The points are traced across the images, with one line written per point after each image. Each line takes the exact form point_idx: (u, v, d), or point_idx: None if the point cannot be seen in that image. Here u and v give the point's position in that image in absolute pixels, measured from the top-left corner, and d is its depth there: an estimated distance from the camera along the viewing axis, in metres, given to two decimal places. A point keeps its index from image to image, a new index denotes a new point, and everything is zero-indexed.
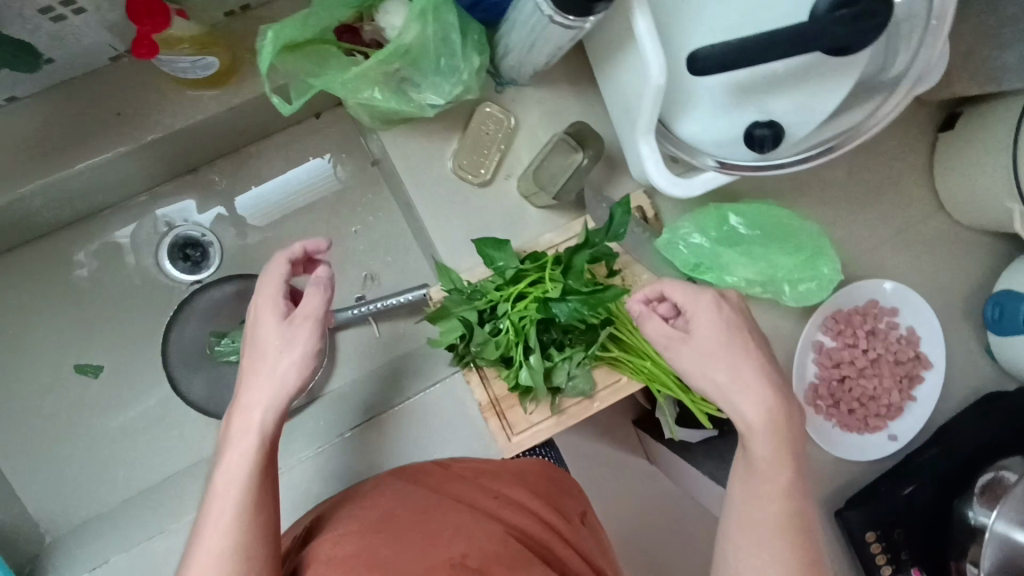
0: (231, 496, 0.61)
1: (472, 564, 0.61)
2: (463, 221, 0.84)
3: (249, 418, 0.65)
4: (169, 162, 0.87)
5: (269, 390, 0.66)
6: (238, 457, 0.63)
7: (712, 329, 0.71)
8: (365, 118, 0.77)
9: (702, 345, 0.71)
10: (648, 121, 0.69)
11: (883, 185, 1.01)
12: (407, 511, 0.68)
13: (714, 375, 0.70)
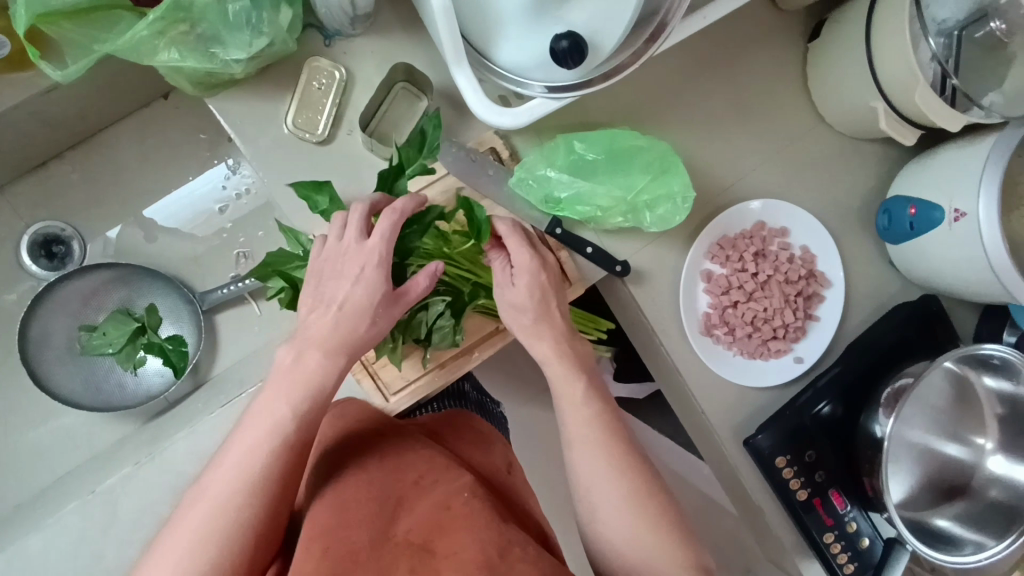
0: (238, 477, 0.59)
1: (420, 540, 0.62)
2: (307, 182, 0.82)
3: (271, 418, 0.62)
4: (6, 157, 0.85)
5: (308, 385, 0.65)
6: (254, 453, 0.60)
7: (525, 291, 0.77)
8: (180, 84, 0.75)
9: (517, 300, 0.77)
10: (452, 49, 0.67)
11: (757, 101, 0.98)
12: (361, 481, 0.68)
13: (525, 324, 0.77)
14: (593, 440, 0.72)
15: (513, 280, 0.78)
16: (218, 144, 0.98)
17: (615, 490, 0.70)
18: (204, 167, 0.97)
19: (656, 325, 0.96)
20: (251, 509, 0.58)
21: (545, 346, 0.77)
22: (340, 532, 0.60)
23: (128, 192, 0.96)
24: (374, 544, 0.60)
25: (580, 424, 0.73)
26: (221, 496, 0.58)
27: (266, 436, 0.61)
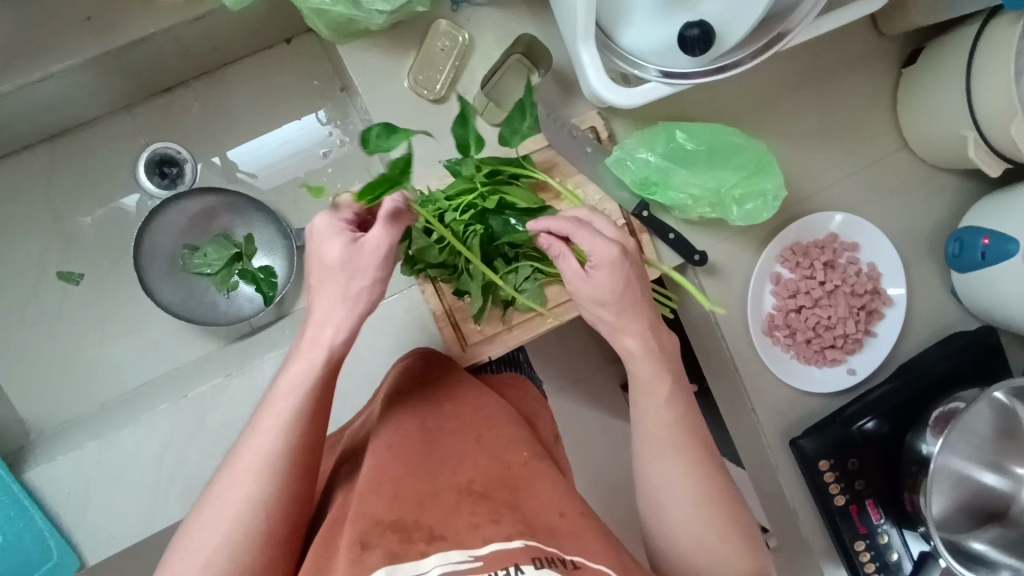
0: (271, 440, 0.62)
1: (477, 489, 0.66)
2: (419, 136, 0.88)
3: (274, 431, 0.62)
4: (143, 77, 0.91)
5: (305, 380, 0.64)
6: (252, 471, 0.60)
7: (610, 278, 0.72)
8: (320, 29, 0.81)
9: (602, 292, 0.73)
10: (585, 21, 0.72)
11: (847, 118, 1.01)
12: (411, 449, 0.72)
13: (611, 311, 0.74)
14: (658, 436, 0.72)
15: (593, 272, 0.72)
16: (328, 94, 1.03)
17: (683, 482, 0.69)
18: (312, 113, 1.03)
19: (722, 317, 1.00)
20: (287, 466, 0.61)
21: (635, 341, 0.74)
22: (398, 490, 0.64)
23: (240, 127, 1.01)
24: (438, 496, 0.64)
25: (649, 417, 0.73)
26: (265, 459, 0.61)
27: (295, 395, 0.64)
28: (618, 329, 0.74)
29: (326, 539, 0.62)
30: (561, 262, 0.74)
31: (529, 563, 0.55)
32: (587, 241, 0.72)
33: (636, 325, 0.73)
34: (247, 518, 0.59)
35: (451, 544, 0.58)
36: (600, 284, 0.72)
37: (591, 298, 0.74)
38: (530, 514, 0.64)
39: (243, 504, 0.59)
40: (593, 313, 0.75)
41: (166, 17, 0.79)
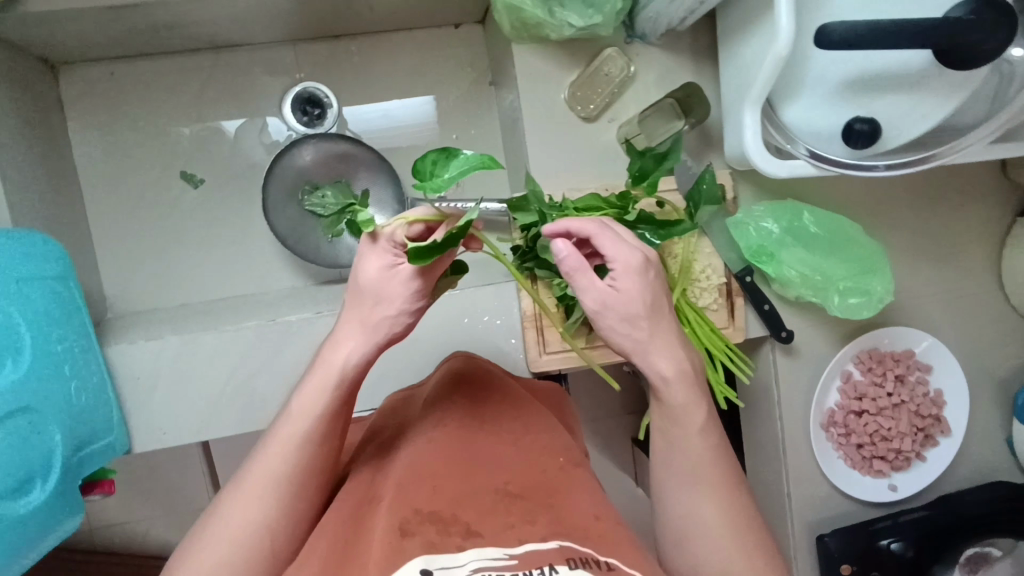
0: (279, 464, 0.61)
1: (515, 489, 0.59)
2: (561, 146, 0.92)
3: (283, 452, 0.61)
4: (324, 18, 0.94)
5: (321, 399, 0.62)
6: (257, 494, 0.60)
7: (637, 289, 0.62)
8: (505, 25, 0.86)
9: (632, 308, 0.62)
10: (759, 91, 0.76)
11: (955, 247, 1.04)
12: (432, 444, 0.66)
13: (640, 336, 0.63)
14: (693, 471, 0.64)
15: (619, 281, 0.61)
16: (476, 83, 1.07)
17: (718, 518, 0.62)
18: (455, 96, 1.06)
19: (785, 399, 1.01)
20: (291, 491, 0.61)
21: (669, 364, 0.63)
22: (434, 481, 0.58)
23: (388, 89, 1.04)
24: (474, 491, 0.57)
25: (680, 449, 0.65)
26: (271, 489, 0.60)
27: (307, 423, 0.62)
28: (649, 343, 0.63)
29: (356, 525, 0.56)
30: (579, 279, 0.60)
31: (563, 564, 0.48)
32: (610, 247, 0.61)
33: (667, 329, 0.64)
34: (248, 541, 0.59)
35: (487, 541, 0.51)
36: (627, 295, 0.61)
37: (620, 318, 0.62)
38: (571, 513, 0.57)
39: (250, 527, 0.59)
40: (622, 335, 0.63)
41: None
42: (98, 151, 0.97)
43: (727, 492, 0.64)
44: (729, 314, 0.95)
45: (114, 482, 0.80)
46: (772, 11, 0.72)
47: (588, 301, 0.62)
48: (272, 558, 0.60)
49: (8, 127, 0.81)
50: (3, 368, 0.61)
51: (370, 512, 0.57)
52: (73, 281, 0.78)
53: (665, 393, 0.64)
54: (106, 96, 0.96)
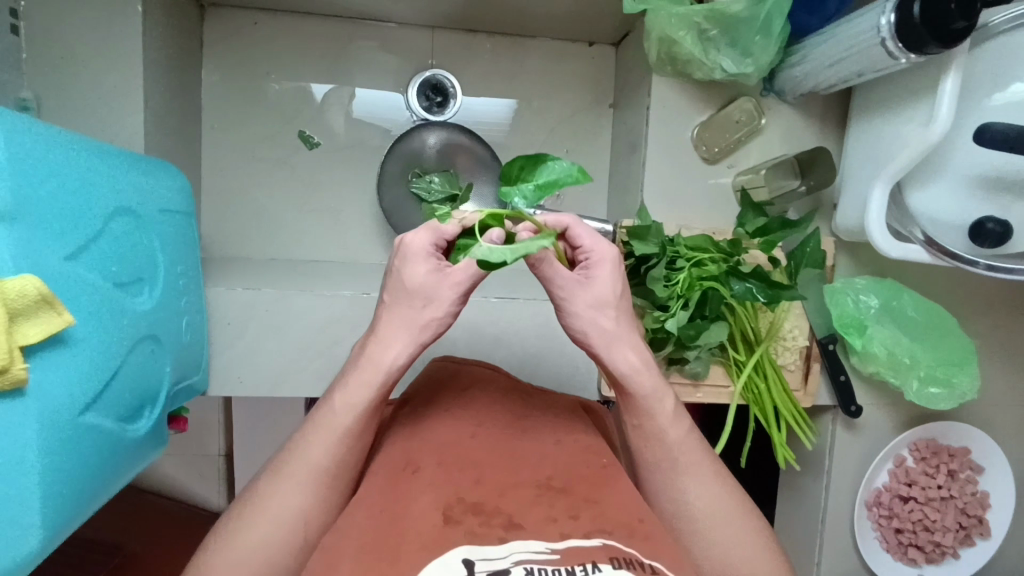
0: (318, 456, 0.59)
1: (558, 485, 0.56)
2: (677, 181, 0.93)
3: (324, 446, 0.59)
4: (471, 12, 0.96)
5: (363, 396, 0.59)
6: (295, 483, 0.59)
7: (610, 281, 0.62)
8: (652, 55, 0.86)
9: (601, 295, 0.62)
10: (896, 171, 0.77)
11: None
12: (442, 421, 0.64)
13: (608, 327, 0.62)
14: (685, 464, 0.65)
15: (596, 274, 0.62)
16: (596, 103, 1.08)
17: (715, 504, 0.64)
18: (574, 111, 1.07)
19: (835, 470, 1.01)
20: (328, 483, 0.60)
21: (633, 354, 0.63)
22: (476, 472, 0.56)
23: (511, 91, 1.06)
24: (517, 485, 0.55)
25: (658, 440, 0.65)
26: (302, 483, 0.59)
27: (347, 419, 0.59)
28: (607, 331, 0.63)
29: (390, 497, 0.55)
30: (552, 264, 0.60)
31: (606, 562, 0.47)
32: (586, 238, 0.64)
33: (621, 317, 0.63)
34: (283, 528, 0.58)
35: (528, 534, 0.49)
36: (602, 283, 0.62)
37: (588, 303, 0.62)
38: (614, 510, 0.53)
39: (289, 513, 0.59)
40: (592, 325, 0.62)
41: None
42: (224, 93, 0.99)
43: (717, 479, 0.65)
44: (803, 378, 0.96)
45: (188, 422, 0.80)
46: (930, 100, 0.73)
47: (560, 289, 0.62)
48: (309, 540, 0.59)
49: (156, 56, 0.83)
50: (140, 295, 0.61)
51: (411, 486, 0.55)
52: (189, 213, 0.78)
53: (631, 387, 0.64)
54: (244, 43, 0.98)
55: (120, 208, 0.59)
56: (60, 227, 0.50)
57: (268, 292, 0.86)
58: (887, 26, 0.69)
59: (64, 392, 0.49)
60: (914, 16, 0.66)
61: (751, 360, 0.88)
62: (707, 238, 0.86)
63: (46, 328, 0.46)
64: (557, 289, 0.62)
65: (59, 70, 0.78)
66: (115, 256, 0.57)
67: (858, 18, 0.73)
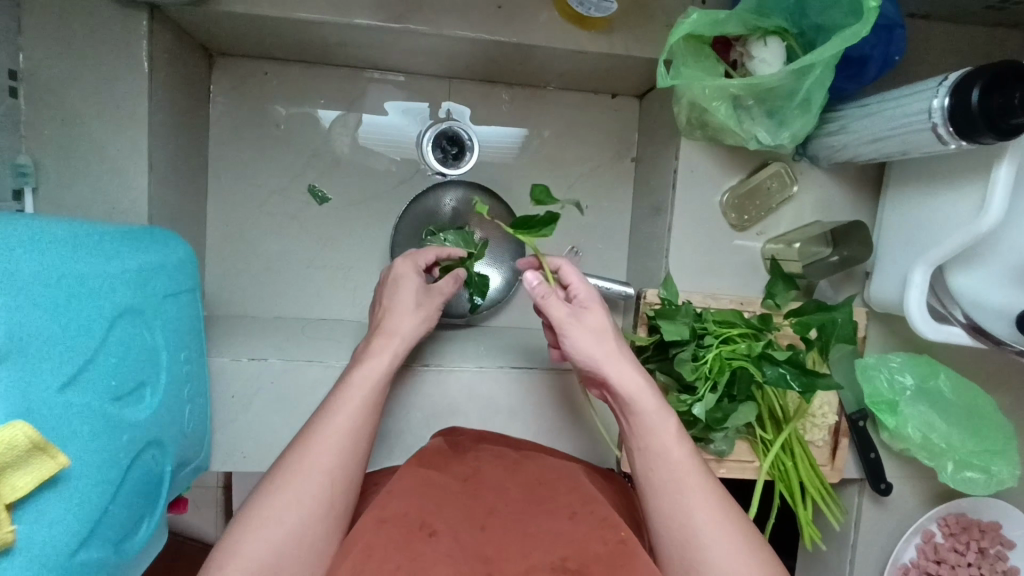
0: (323, 456, 0.62)
1: (573, 567, 0.57)
2: (703, 248, 0.89)
3: (326, 445, 0.62)
4: (491, 67, 0.93)
5: (362, 397, 0.66)
6: (302, 486, 0.60)
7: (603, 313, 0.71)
8: (681, 118, 0.82)
9: (597, 324, 0.70)
10: (941, 256, 0.72)
11: None
12: (453, 493, 0.65)
13: (607, 350, 0.69)
14: (693, 497, 0.65)
15: (589, 305, 0.70)
16: (617, 156, 1.05)
17: (727, 543, 0.63)
18: (593, 166, 1.04)
19: (860, 546, 0.97)
20: (333, 486, 0.61)
21: (637, 380, 0.68)
22: (487, 566, 0.58)
23: (529, 143, 1.03)
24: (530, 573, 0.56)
25: (667, 462, 0.67)
26: (309, 487, 0.60)
27: (346, 420, 0.64)
28: (608, 357, 0.68)
29: (409, 551, 0.57)
30: (550, 299, 0.70)
31: None
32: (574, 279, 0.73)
33: (621, 349, 0.69)
34: (283, 536, 0.57)
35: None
36: (599, 321, 0.70)
37: (588, 333, 0.69)
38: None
39: (285, 525, 0.58)
40: (586, 350, 0.69)
41: (561, 42, 0.81)
42: (237, 145, 0.96)
43: (727, 515, 0.65)
44: (830, 453, 0.91)
45: (187, 504, 0.80)
46: (981, 187, 0.69)
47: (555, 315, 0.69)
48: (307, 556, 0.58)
49: (160, 113, 0.79)
50: (140, 403, 0.60)
51: (425, 551, 0.58)
52: (192, 284, 0.74)
53: (638, 406, 0.68)
54: (259, 94, 0.96)
55: (123, 311, 0.58)
56: (51, 356, 0.49)
57: (275, 361, 0.82)
58: (940, 110, 0.65)
59: (55, 535, 0.48)
60: (970, 104, 0.61)
61: (779, 439, 0.84)
62: (734, 311, 0.82)
63: (39, 474, 0.45)
64: (561, 317, 0.69)
65: (60, 133, 0.73)
66: (115, 369, 0.56)
67: (909, 97, 0.69)
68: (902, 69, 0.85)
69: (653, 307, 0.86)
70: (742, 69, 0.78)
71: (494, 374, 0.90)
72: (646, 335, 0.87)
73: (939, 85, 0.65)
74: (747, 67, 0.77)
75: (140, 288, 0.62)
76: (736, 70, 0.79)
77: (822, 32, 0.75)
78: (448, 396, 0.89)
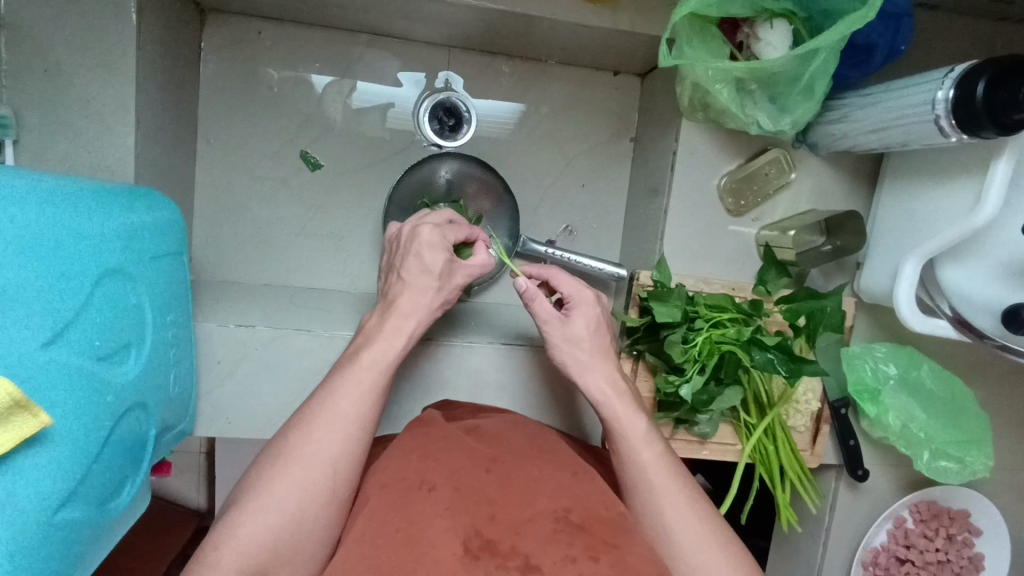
0: (349, 407, 0.64)
1: (575, 520, 0.59)
2: (698, 231, 0.89)
3: (354, 392, 0.65)
4: (492, 37, 0.91)
5: (389, 354, 0.67)
6: (327, 433, 0.63)
7: (583, 322, 0.73)
8: (683, 99, 0.82)
9: (575, 333, 0.73)
10: (932, 250, 0.73)
11: None
12: (454, 445, 0.67)
13: (580, 358, 0.73)
14: (661, 483, 0.67)
15: (571, 313, 0.73)
16: (616, 135, 1.04)
17: (690, 530, 0.65)
18: (589, 145, 1.03)
19: (833, 529, 0.99)
20: (356, 434, 0.64)
21: (603, 380, 0.72)
22: (491, 507, 0.59)
23: (528, 118, 1.02)
24: (533, 519, 0.59)
25: (646, 465, 0.68)
26: (330, 441, 0.62)
27: (370, 373, 0.66)
28: (581, 361, 0.73)
29: (410, 508, 0.59)
30: (535, 303, 0.73)
31: None
32: (565, 286, 0.75)
33: (593, 353, 0.73)
34: (313, 478, 0.61)
35: None
36: (577, 326, 0.73)
37: (561, 338, 0.73)
38: (635, 560, 0.57)
39: (305, 476, 0.61)
40: (563, 353, 0.73)
41: (567, 16, 0.80)
42: (228, 106, 0.94)
43: (692, 503, 0.67)
44: (811, 439, 0.93)
45: (171, 467, 0.79)
46: (978, 183, 0.70)
47: (539, 317, 0.74)
48: (319, 508, 0.60)
49: (150, 68, 0.76)
50: (126, 363, 0.59)
51: (425, 507, 0.59)
52: (179, 248, 0.73)
53: (605, 410, 0.71)
54: (253, 54, 0.93)
55: (108, 269, 0.57)
56: (37, 309, 0.48)
57: (260, 327, 0.81)
58: (943, 102, 0.65)
59: (32, 497, 0.46)
60: (973, 97, 0.62)
61: (762, 424, 0.85)
62: (725, 295, 0.82)
63: (20, 432, 0.43)
64: (540, 323, 0.73)
65: (42, 83, 0.70)
66: (101, 330, 0.55)
67: (913, 88, 0.69)
68: (904, 60, 0.85)
69: (645, 289, 0.86)
70: (747, 52, 0.78)
71: (482, 350, 0.89)
72: (637, 316, 0.87)
73: (944, 77, 0.66)
74: (753, 49, 0.77)
75: (128, 247, 0.61)
76: (741, 53, 0.78)
77: (829, 17, 0.74)
78: (435, 370, 0.89)
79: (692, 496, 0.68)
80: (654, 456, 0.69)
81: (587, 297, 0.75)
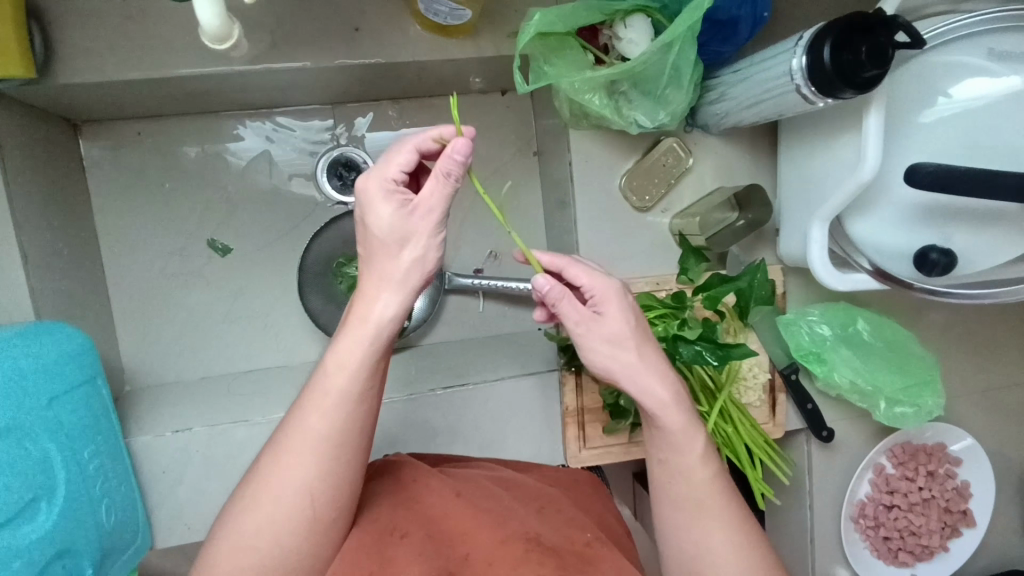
0: (319, 428, 0.58)
1: (544, 543, 0.59)
2: (611, 234, 0.89)
3: (323, 412, 0.58)
4: (368, 87, 0.90)
5: (359, 352, 0.58)
6: (300, 459, 0.57)
7: (620, 317, 0.61)
8: (563, 113, 0.81)
9: (614, 332, 0.61)
10: (834, 208, 0.73)
11: (1004, 347, 0.99)
12: (429, 480, 0.67)
13: (625, 362, 0.61)
14: (697, 502, 0.62)
15: (602, 312, 0.61)
16: (519, 151, 1.04)
17: (726, 550, 0.61)
18: (495, 167, 1.03)
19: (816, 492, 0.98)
20: (333, 457, 0.58)
21: (665, 387, 0.62)
22: (460, 546, 0.59)
23: None
24: (501, 547, 0.58)
25: (686, 474, 0.62)
26: (304, 469, 0.57)
27: (344, 379, 0.58)
28: (636, 368, 0.61)
29: (383, 556, 0.58)
30: (562, 306, 0.60)
31: None
32: (584, 278, 0.62)
33: (643, 357, 0.62)
34: (285, 522, 0.57)
35: None
36: (613, 328, 0.61)
37: (605, 341, 0.61)
38: None
39: (273, 516, 0.56)
40: (610, 362, 0.62)
41: (427, 56, 0.79)
42: (124, 212, 0.93)
43: (729, 523, 0.62)
44: (770, 411, 0.94)
45: None
46: (856, 136, 0.70)
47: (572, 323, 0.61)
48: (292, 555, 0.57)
49: (26, 198, 0.75)
50: (35, 518, 0.59)
51: (395, 554, 0.58)
52: (90, 373, 0.72)
53: (661, 416, 0.62)
54: (137, 155, 0.93)
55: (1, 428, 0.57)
56: None
57: (194, 428, 0.81)
58: (799, 71, 0.64)
59: None
60: (824, 61, 0.61)
61: (714, 409, 0.84)
62: (649, 294, 0.83)
63: None
64: (572, 327, 0.61)
65: None
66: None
67: (773, 60, 0.69)
68: (771, 24, 0.84)
69: None
70: (613, 52, 0.77)
71: (424, 397, 0.89)
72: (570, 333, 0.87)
73: (797, 45, 0.65)
74: (617, 49, 0.76)
75: (20, 398, 0.60)
76: (608, 54, 0.78)
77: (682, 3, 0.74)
78: (383, 427, 0.88)
79: (731, 516, 0.62)
80: (695, 471, 0.62)
81: (610, 291, 0.62)
